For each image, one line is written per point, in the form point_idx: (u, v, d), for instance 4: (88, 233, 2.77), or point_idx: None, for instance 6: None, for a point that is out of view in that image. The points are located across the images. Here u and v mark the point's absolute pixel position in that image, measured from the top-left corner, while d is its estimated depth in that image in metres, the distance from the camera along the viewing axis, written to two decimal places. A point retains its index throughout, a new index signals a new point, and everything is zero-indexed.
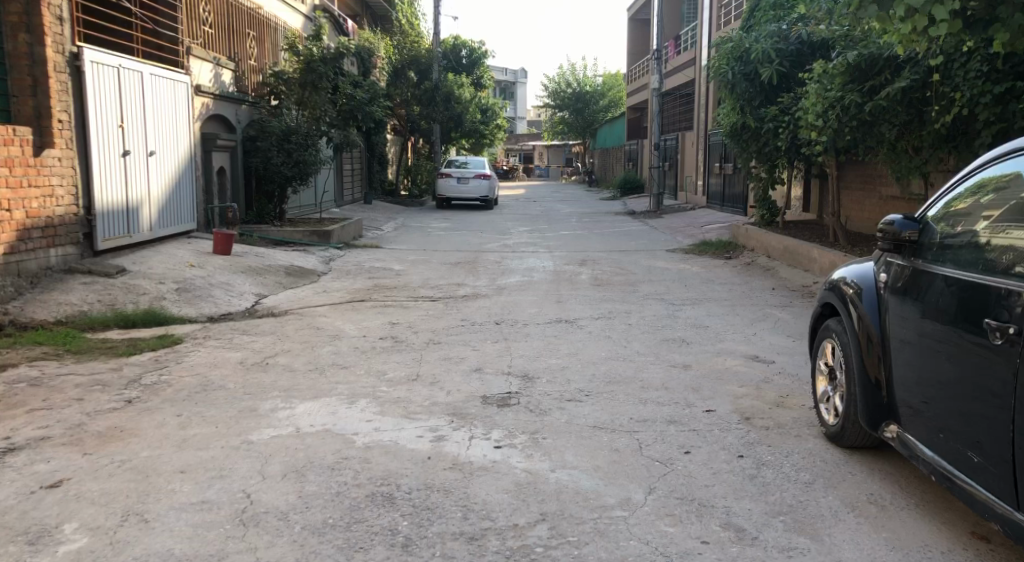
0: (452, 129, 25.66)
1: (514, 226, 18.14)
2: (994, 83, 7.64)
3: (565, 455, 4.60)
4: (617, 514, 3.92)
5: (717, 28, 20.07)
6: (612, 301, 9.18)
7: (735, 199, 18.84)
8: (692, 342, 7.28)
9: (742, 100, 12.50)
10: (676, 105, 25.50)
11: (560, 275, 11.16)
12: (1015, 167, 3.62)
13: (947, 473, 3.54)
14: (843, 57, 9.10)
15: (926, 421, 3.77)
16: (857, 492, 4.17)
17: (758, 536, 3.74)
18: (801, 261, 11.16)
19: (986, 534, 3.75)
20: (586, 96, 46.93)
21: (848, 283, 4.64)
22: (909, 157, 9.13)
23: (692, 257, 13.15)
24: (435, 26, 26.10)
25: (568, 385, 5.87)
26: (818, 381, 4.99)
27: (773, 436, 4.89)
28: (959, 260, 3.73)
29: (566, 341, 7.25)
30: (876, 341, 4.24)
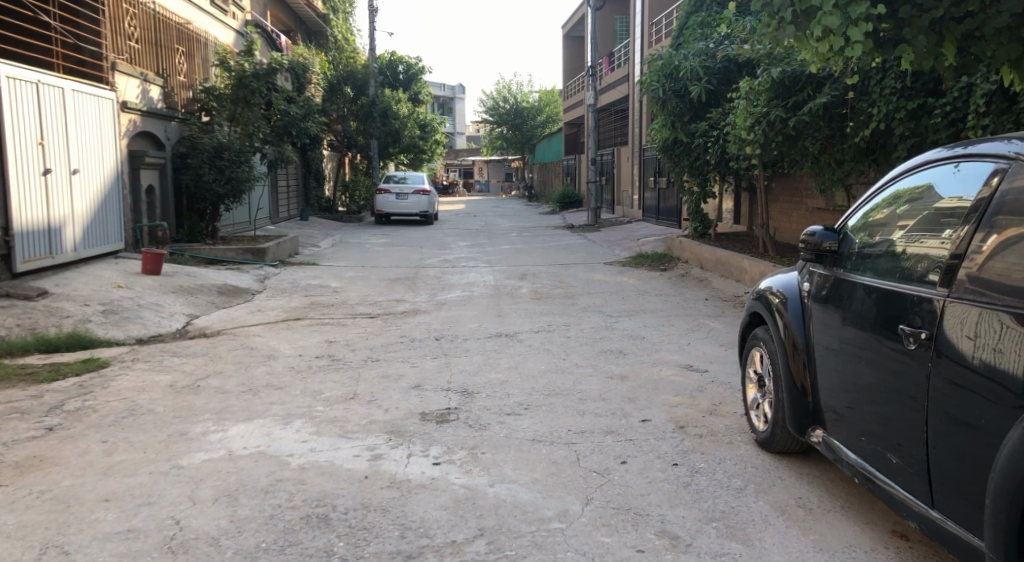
0: (390, 144, 25.51)
1: (453, 241, 18.15)
2: (908, 99, 7.96)
3: (504, 469, 4.62)
4: (554, 527, 3.95)
5: (649, 45, 20.51)
6: (551, 314, 9.25)
7: (669, 212, 19.21)
8: (630, 353, 7.39)
9: (673, 115, 12.77)
10: (611, 121, 25.98)
11: (500, 289, 11.20)
12: (929, 179, 3.79)
13: (869, 475, 3.67)
14: (768, 74, 9.35)
15: (850, 425, 3.90)
16: (786, 496, 4.28)
17: (691, 543, 3.81)
18: (733, 272, 11.44)
19: (905, 532, 3.89)
20: (524, 111, 47.46)
21: (773, 293, 4.79)
22: (831, 170, 9.48)
23: (630, 270, 13.35)
24: (369, 43, 26.01)
25: (508, 399, 5.90)
26: (748, 388, 5.12)
27: (707, 444, 4.99)
28: (878, 269, 3.86)
29: (506, 355, 7.29)
30: (802, 348, 4.38)
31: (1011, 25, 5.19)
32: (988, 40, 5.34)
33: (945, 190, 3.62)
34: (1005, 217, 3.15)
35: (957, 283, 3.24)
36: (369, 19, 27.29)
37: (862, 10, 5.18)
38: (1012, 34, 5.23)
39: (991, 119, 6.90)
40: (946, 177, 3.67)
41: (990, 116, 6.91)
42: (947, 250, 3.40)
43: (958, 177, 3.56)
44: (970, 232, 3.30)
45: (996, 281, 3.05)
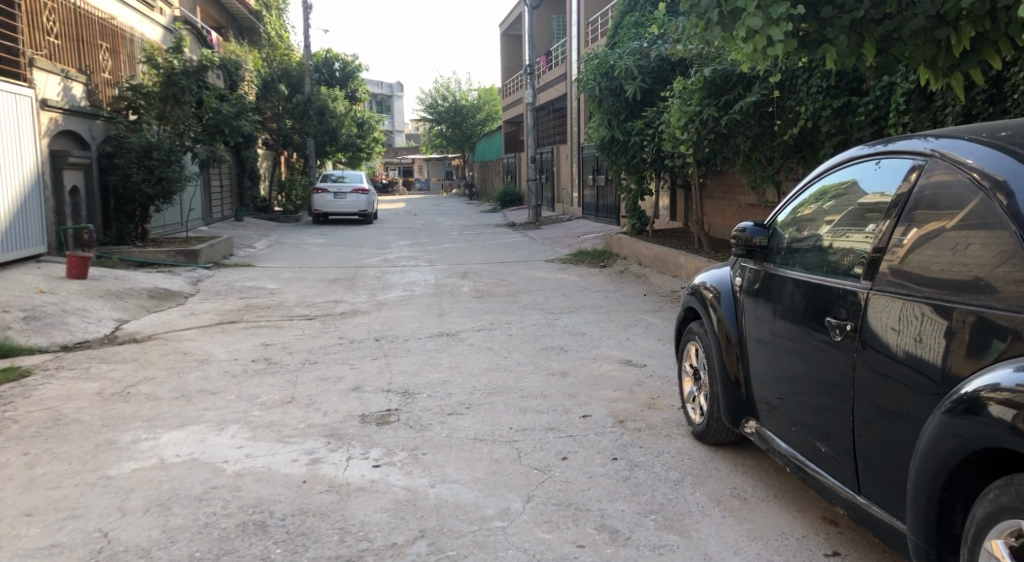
0: (327, 143, 25.19)
1: (393, 240, 18.02)
2: (833, 98, 8.19)
3: (445, 469, 4.60)
4: (495, 525, 3.95)
5: (586, 44, 20.65)
6: (493, 312, 9.25)
7: (608, 209, 19.40)
8: (571, 349, 7.44)
9: (609, 114, 12.90)
10: (549, 119, 26.14)
11: (441, 288, 11.17)
12: (854, 175, 3.90)
13: (799, 464, 3.77)
14: (700, 73, 9.50)
15: (781, 415, 4.00)
16: (722, 487, 4.37)
17: (631, 536, 3.85)
18: (670, 268, 11.62)
19: (834, 518, 4.01)
20: (463, 109, 47.40)
21: (707, 288, 4.87)
22: (762, 167, 9.73)
23: (570, 267, 13.43)
24: (304, 39, 25.62)
25: (449, 399, 5.88)
26: (684, 382, 5.21)
27: (645, 438, 5.07)
28: (807, 263, 3.96)
29: (447, 354, 7.27)
30: (735, 342, 4.48)
31: (926, 27, 5.29)
32: (906, 41, 5.43)
33: (868, 185, 3.72)
34: (923, 212, 3.26)
35: (880, 275, 3.35)
36: (303, 15, 26.92)
37: (783, 11, 5.30)
38: (927, 36, 5.32)
39: (911, 117, 7.14)
40: (869, 172, 3.77)
41: (910, 114, 7.14)
42: (870, 244, 3.51)
43: (881, 173, 3.66)
44: (891, 226, 3.41)
45: (916, 274, 3.15)
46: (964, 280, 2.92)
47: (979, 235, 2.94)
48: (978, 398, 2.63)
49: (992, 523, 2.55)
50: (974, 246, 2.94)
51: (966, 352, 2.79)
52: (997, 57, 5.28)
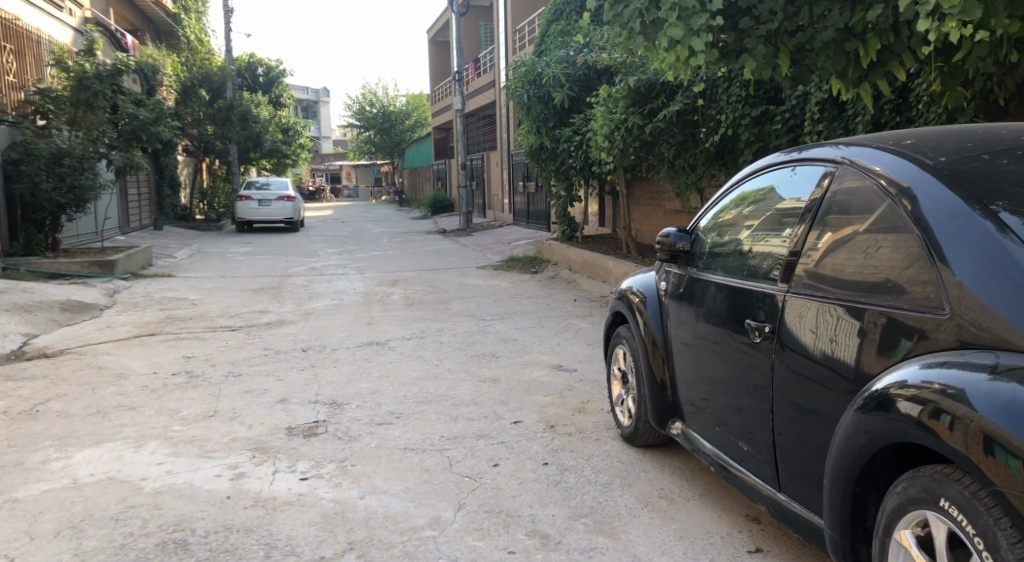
0: (250, 149, 24.72)
1: (321, 248, 17.77)
2: (752, 107, 8.41)
3: (375, 480, 4.55)
4: (426, 535, 3.93)
5: (513, 51, 20.79)
6: (423, 319, 9.21)
7: (538, 215, 19.54)
8: (502, 356, 7.46)
9: (538, 121, 12.99)
10: (478, 126, 26.19)
11: (371, 296, 11.05)
12: (771, 181, 4.01)
13: (723, 463, 3.87)
14: (625, 82, 9.65)
15: (705, 416, 4.09)
16: (650, 488, 4.44)
17: (561, 541, 3.87)
18: (600, 273, 11.77)
19: (757, 515, 4.11)
20: (392, 116, 47.13)
21: (634, 292, 4.95)
22: (686, 174, 9.96)
23: (501, 273, 13.46)
24: (225, 43, 25.08)
25: (378, 409, 5.82)
26: (613, 385, 5.27)
27: (576, 442, 5.11)
28: (727, 267, 4.06)
29: (377, 363, 7.20)
30: (661, 345, 4.56)
31: (836, 39, 5.47)
32: (817, 52, 5.61)
33: (785, 191, 3.83)
34: (835, 216, 3.37)
35: (796, 278, 3.45)
36: (224, 19, 26.39)
37: (702, 21, 5.43)
38: (837, 48, 5.51)
39: (825, 125, 7.40)
40: (785, 179, 3.89)
41: (824, 122, 7.41)
42: (786, 248, 3.62)
43: (796, 179, 3.77)
44: (806, 231, 3.52)
45: (830, 276, 3.26)
46: (874, 282, 3.03)
47: (887, 239, 3.05)
48: (886, 394, 2.70)
49: (900, 514, 2.66)
50: (883, 248, 3.05)
51: (876, 351, 2.90)
52: (902, 69, 5.49)
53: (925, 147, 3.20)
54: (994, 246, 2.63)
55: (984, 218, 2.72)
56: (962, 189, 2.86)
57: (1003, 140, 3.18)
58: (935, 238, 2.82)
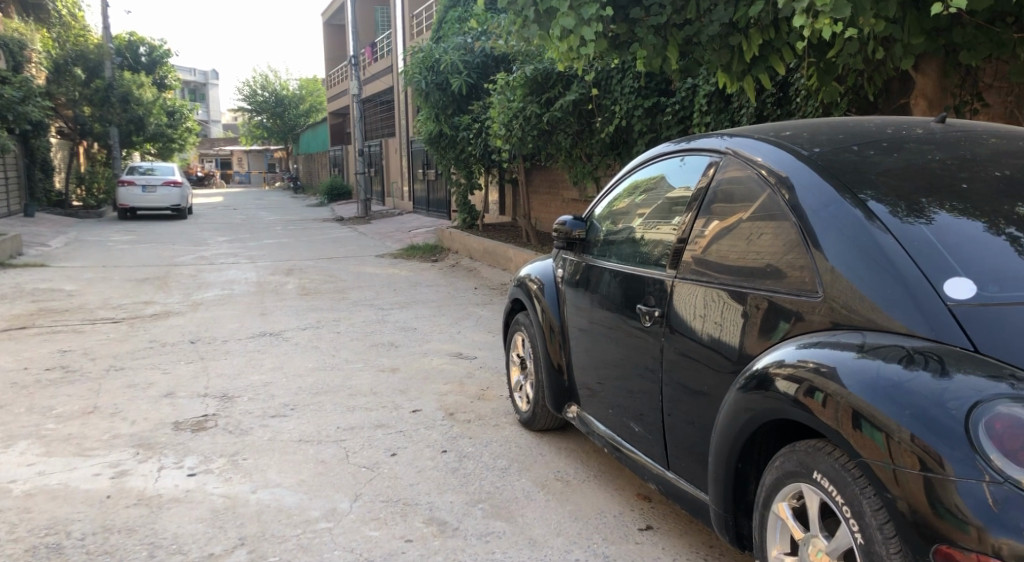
0: (132, 133, 23.70)
1: (210, 236, 17.17)
2: (645, 98, 8.61)
3: (268, 473, 4.45)
4: (320, 527, 3.87)
5: (411, 37, 20.58)
6: (319, 309, 9.04)
7: (438, 203, 19.47)
8: (401, 345, 7.41)
9: (436, 109, 12.90)
10: (376, 112, 25.87)
11: (264, 285, 10.77)
12: (661, 170, 4.11)
13: (617, 445, 3.97)
14: (522, 71, 9.74)
15: (599, 399, 4.18)
16: (547, 472, 4.51)
17: (458, 526, 3.89)
18: (500, 261, 11.85)
19: (648, 494, 4.24)
20: (286, 100, 45.94)
21: (532, 279, 5.00)
22: (582, 163, 10.13)
23: (401, 262, 13.35)
24: (102, 20, 23.80)
25: (272, 401, 5.69)
26: (512, 370, 5.32)
27: (475, 428, 5.15)
28: (621, 254, 4.15)
29: (270, 354, 7.03)
30: (558, 330, 4.63)
31: (721, 33, 5.64)
32: (704, 45, 5.77)
33: (674, 180, 3.94)
34: (720, 205, 3.49)
35: (684, 264, 3.56)
36: None
37: (593, 12, 5.51)
38: (722, 41, 5.69)
39: (712, 118, 7.64)
40: (674, 168, 3.99)
41: (711, 115, 7.65)
42: (675, 235, 3.72)
43: (685, 169, 3.88)
44: (693, 218, 3.63)
45: (715, 263, 3.37)
46: (755, 267, 3.16)
47: (767, 227, 3.18)
48: (766, 374, 2.82)
49: (778, 488, 2.80)
50: (764, 236, 3.18)
51: (757, 333, 3.02)
52: (781, 64, 5.72)
53: (802, 139, 3.35)
54: (863, 234, 2.78)
55: (853, 207, 2.87)
56: (834, 179, 3.01)
57: (872, 133, 3.36)
58: (810, 226, 2.96)
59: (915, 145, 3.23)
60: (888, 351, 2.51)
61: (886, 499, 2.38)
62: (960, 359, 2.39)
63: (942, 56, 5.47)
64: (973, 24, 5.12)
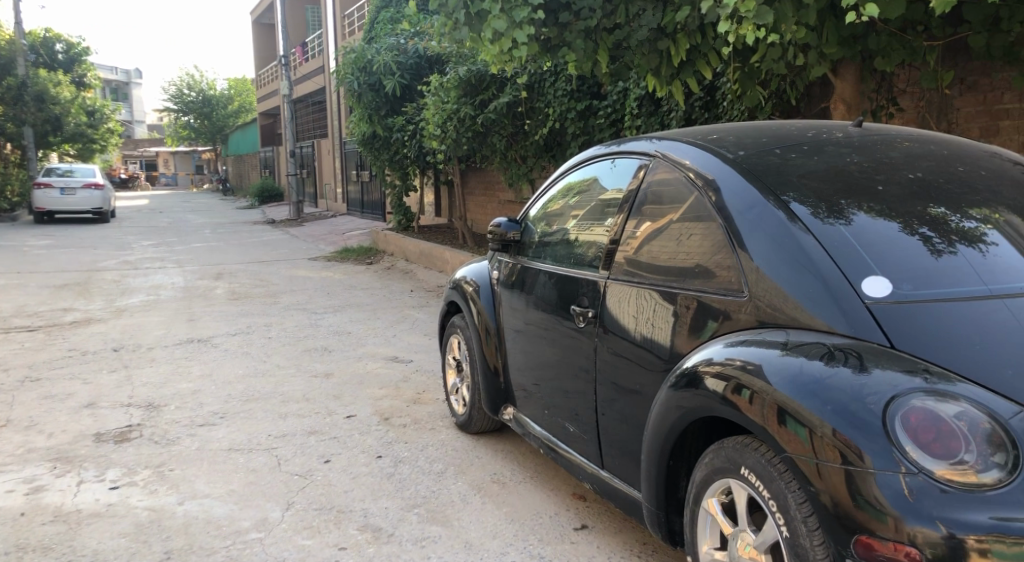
0: (49, 133, 22.85)
1: (134, 241, 16.67)
2: (578, 101, 8.68)
3: (195, 484, 4.34)
4: (251, 538, 3.79)
5: (343, 37, 20.35)
6: (250, 315, 8.86)
7: (373, 205, 19.30)
8: (335, 349, 7.31)
9: (369, 109, 12.77)
10: (307, 113, 25.50)
11: (192, 290, 10.50)
12: (593, 172, 4.15)
13: (552, 445, 3.99)
14: (455, 72, 9.73)
15: (535, 400, 4.19)
16: (483, 474, 4.50)
17: (393, 532, 3.85)
18: (436, 263, 11.80)
19: (583, 493, 4.27)
20: (214, 100, 44.93)
21: (467, 281, 4.99)
22: (517, 166, 10.17)
23: (334, 265, 13.18)
24: (15, 16, 22.91)
25: (199, 410, 5.55)
26: (448, 373, 5.30)
27: (411, 433, 5.11)
28: (555, 256, 4.17)
29: (198, 362, 6.86)
30: (494, 332, 4.63)
31: (650, 37, 5.73)
32: (633, 49, 5.85)
33: (606, 182, 3.98)
34: (650, 206, 3.54)
35: (616, 266, 3.60)
36: None
37: (524, 15, 5.55)
38: (651, 46, 5.78)
39: (643, 120, 7.75)
40: (606, 171, 4.04)
41: (642, 117, 7.77)
42: (607, 236, 3.76)
43: (616, 171, 3.93)
44: (624, 220, 3.67)
45: (646, 263, 3.42)
46: (685, 268, 3.21)
47: (695, 228, 3.24)
48: (695, 372, 2.87)
49: (708, 484, 2.85)
50: (693, 237, 3.23)
51: (687, 332, 3.08)
52: (708, 68, 5.83)
53: (728, 143, 3.42)
54: (785, 234, 2.85)
55: (776, 208, 2.94)
56: (759, 181, 3.08)
57: (794, 136, 3.45)
58: (736, 227, 3.03)
59: (834, 148, 3.33)
60: (810, 349, 2.58)
61: (810, 492, 2.44)
62: (877, 355, 2.47)
63: (859, 62, 5.65)
64: (887, 31, 5.32)
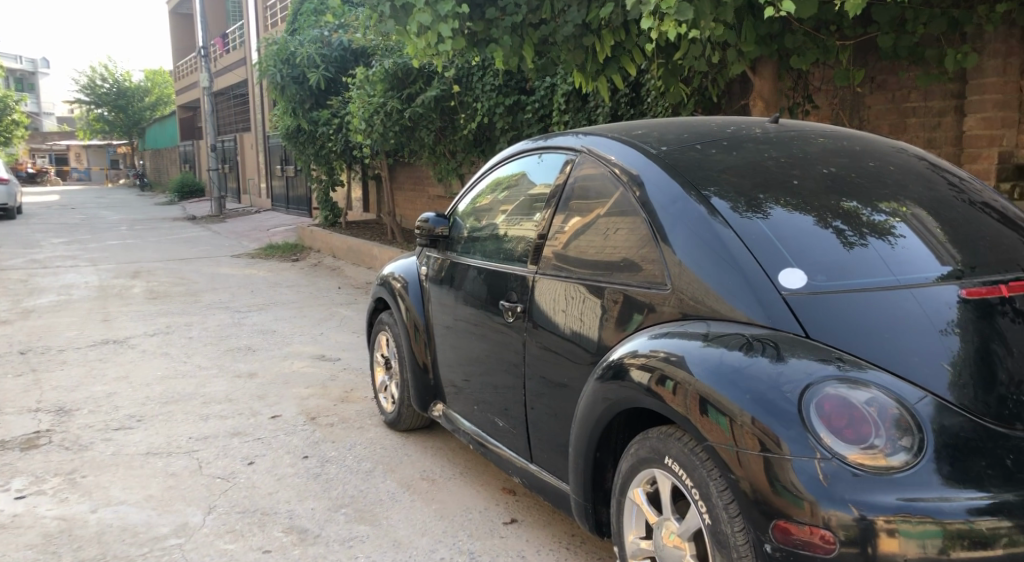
0: None
1: (44, 238, 15.99)
2: (506, 96, 8.69)
3: (110, 491, 4.19)
4: (170, 544, 3.67)
5: (265, 29, 19.92)
6: (169, 314, 8.59)
7: (299, 201, 18.96)
8: (259, 348, 7.15)
9: (293, 103, 12.53)
10: (229, 106, 24.87)
11: (107, 290, 10.13)
12: (521, 167, 4.15)
13: (482, 440, 3.99)
14: (381, 65, 9.61)
15: (465, 396, 4.17)
16: (412, 472, 4.47)
17: (319, 533, 3.78)
18: (364, 259, 11.66)
19: (513, 488, 4.28)
20: (129, 92, 43.44)
21: (395, 278, 4.94)
22: (446, 160, 10.14)
23: (258, 261, 12.89)
24: None
25: (115, 413, 5.35)
26: (376, 371, 5.24)
27: (338, 432, 5.03)
28: (484, 251, 4.16)
29: (113, 363, 6.62)
30: (422, 328, 4.59)
31: (575, 34, 5.75)
32: (559, 45, 5.87)
33: (533, 177, 3.98)
34: (577, 201, 3.56)
35: (545, 260, 3.61)
36: None
37: (449, 9, 5.51)
38: (576, 42, 5.80)
39: (571, 116, 7.81)
40: (533, 166, 4.04)
41: (569, 113, 7.82)
42: (536, 231, 3.77)
43: (543, 166, 3.93)
44: (552, 215, 3.68)
45: (574, 258, 3.44)
46: (612, 262, 3.24)
47: (621, 222, 3.27)
48: (621, 364, 2.89)
49: (633, 474, 2.89)
50: (619, 231, 3.26)
51: (614, 325, 3.10)
52: (631, 65, 5.91)
53: (651, 138, 3.46)
54: (707, 229, 2.90)
55: (698, 203, 2.99)
56: (681, 176, 3.13)
57: (714, 132, 3.52)
58: (660, 221, 3.07)
59: (753, 144, 3.41)
60: (730, 339, 2.63)
61: (730, 480, 2.49)
62: (794, 345, 2.53)
63: (776, 60, 5.79)
64: (802, 30, 5.48)
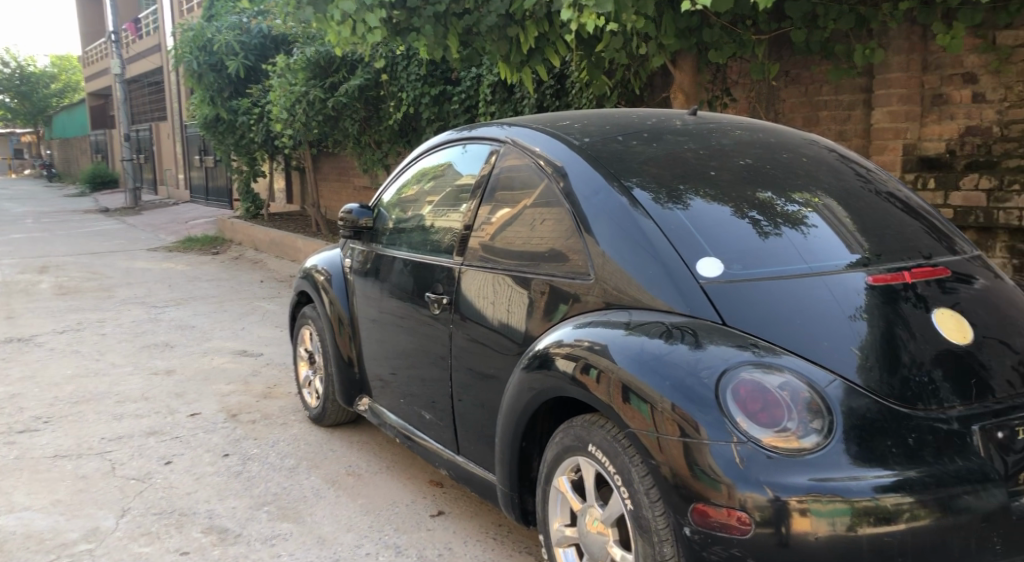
0: None
1: None
2: (431, 86, 8.62)
3: (14, 496, 4.01)
4: (80, 549, 3.54)
5: (180, 14, 19.30)
6: (80, 310, 8.26)
7: (219, 192, 18.47)
8: (177, 345, 6.95)
9: (211, 91, 12.19)
10: (143, 94, 24.04)
11: (12, 286, 9.68)
12: (446, 158, 4.13)
13: (408, 433, 3.96)
14: (302, 53, 9.43)
15: (391, 389, 4.14)
16: (337, 467, 4.41)
17: (240, 533, 3.70)
18: (287, 252, 11.44)
19: (440, 480, 4.26)
20: (35, 78, 41.54)
21: (318, 270, 4.85)
22: (371, 151, 10.02)
23: (176, 255, 12.51)
24: None
25: (20, 415, 5.12)
26: (300, 365, 5.15)
27: (261, 429, 4.93)
28: (410, 243, 4.12)
29: (19, 363, 6.33)
30: (347, 322, 4.53)
31: (499, 24, 5.73)
32: (483, 36, 5.85)
33: (458, 167, 3.96)
34: (502, 192, 3.56)
35: (470, 252, 3.60)
36: None
37: None
38: (500, 33, 5.79)
39: (496, 107, 7.81)
40: (458, 156, 4.02)
41: (495, 104, 7.82)
42: (461, 223, 3.75)
43: (468, 157, 3.92)
44: (477, 206, 3.67)
45: (500, 249, 3.44)
46: (537, 253, 3.25)
47: (546, 214, 3.28)
48: (546, 354, 2.91)
49: (558, 463, 2.91)
50: (544, 222, 3.27)
51: (540, 316, 3.11)
52: (555, 56, 5.93)
53: (574, 130, 3.49)
54: (630, 220, 2.94)
55: (620, 194, 3.02)
56: (604, 167, 3.16)
57: (634, 124, 3.56)
58: (584, 213, 3.09)
59: (671, 136, 3.46)
60: (651, 328, 2.67)
61: (651, 465, 2.53)
62: (711, 332, 2.58)
63: (695, 53, 5.90)
64: (719, 24, 5.59)
